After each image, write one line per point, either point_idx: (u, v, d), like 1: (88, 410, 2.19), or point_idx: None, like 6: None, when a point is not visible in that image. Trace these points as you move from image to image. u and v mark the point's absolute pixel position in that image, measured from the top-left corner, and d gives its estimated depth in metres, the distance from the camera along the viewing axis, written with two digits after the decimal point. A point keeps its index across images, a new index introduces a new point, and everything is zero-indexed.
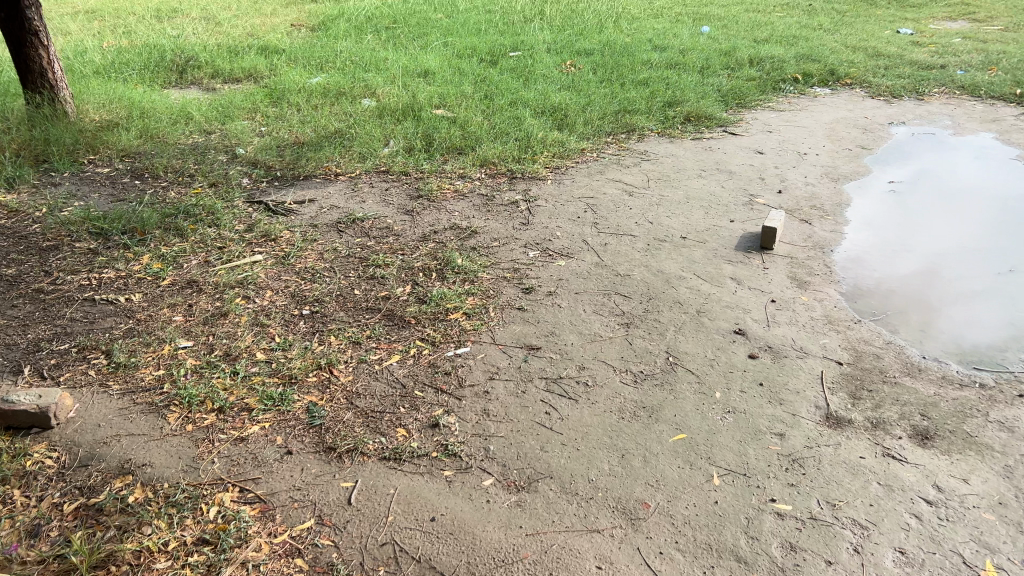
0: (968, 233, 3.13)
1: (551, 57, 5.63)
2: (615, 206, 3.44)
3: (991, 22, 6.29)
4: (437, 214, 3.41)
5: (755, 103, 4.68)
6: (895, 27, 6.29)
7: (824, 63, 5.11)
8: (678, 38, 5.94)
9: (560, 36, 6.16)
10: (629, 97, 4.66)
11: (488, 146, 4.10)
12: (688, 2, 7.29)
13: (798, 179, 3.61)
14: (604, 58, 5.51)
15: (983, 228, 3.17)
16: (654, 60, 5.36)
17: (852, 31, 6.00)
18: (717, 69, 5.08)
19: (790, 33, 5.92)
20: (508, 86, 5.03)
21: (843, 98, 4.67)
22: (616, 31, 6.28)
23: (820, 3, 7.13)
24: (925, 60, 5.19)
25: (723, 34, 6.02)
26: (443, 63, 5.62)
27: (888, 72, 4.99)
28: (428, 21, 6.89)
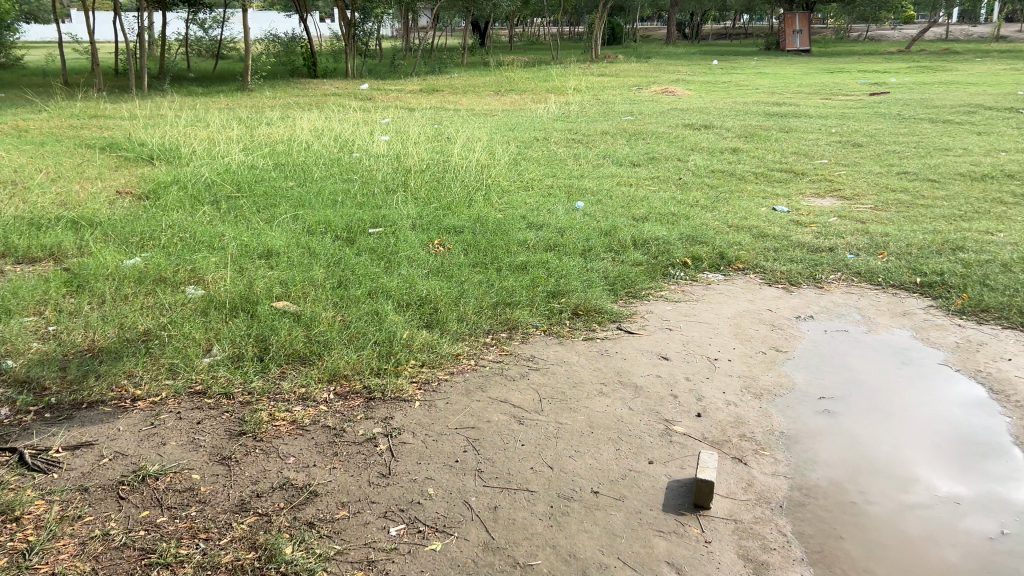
0: (926, 471, 2.61)
1: (416, 234, 5.02)
2: (500, 436, 2.67)
3: (859, 200, 6.29)
4: (264, 460, 2.54)
5: (646, 290, 4.16)
6: (769, 204, 6.16)
7: (712, 245, 4.74)
8: (553, 214, 5.51)
9: (426, 210, 5.60)
10: (507, 285, 4.05)
11: (340, 351, 3.31)
12: (559, 174, 7.01)
13: (716, 394, 3.01)
14: (475, 237, 4.95)
15: (940, 462, 2.66)
16: (531, 240, 4.84)
17: (729, 209, 5.78)
18: (600, 253, 4.60)
19: (668, 211, 5.63)
20: (366, 269, 4.31)
21: (738, 287, 4.26)
22: (487, 205, 5.81)
23: (690, 177, 7.02)
24: (811, 243, 4.95)
25: (599, 210, 5.66)
26: (291, 240, 4.88)
27: (778, 256, 4.68)
28: (277, 190, 6.19)
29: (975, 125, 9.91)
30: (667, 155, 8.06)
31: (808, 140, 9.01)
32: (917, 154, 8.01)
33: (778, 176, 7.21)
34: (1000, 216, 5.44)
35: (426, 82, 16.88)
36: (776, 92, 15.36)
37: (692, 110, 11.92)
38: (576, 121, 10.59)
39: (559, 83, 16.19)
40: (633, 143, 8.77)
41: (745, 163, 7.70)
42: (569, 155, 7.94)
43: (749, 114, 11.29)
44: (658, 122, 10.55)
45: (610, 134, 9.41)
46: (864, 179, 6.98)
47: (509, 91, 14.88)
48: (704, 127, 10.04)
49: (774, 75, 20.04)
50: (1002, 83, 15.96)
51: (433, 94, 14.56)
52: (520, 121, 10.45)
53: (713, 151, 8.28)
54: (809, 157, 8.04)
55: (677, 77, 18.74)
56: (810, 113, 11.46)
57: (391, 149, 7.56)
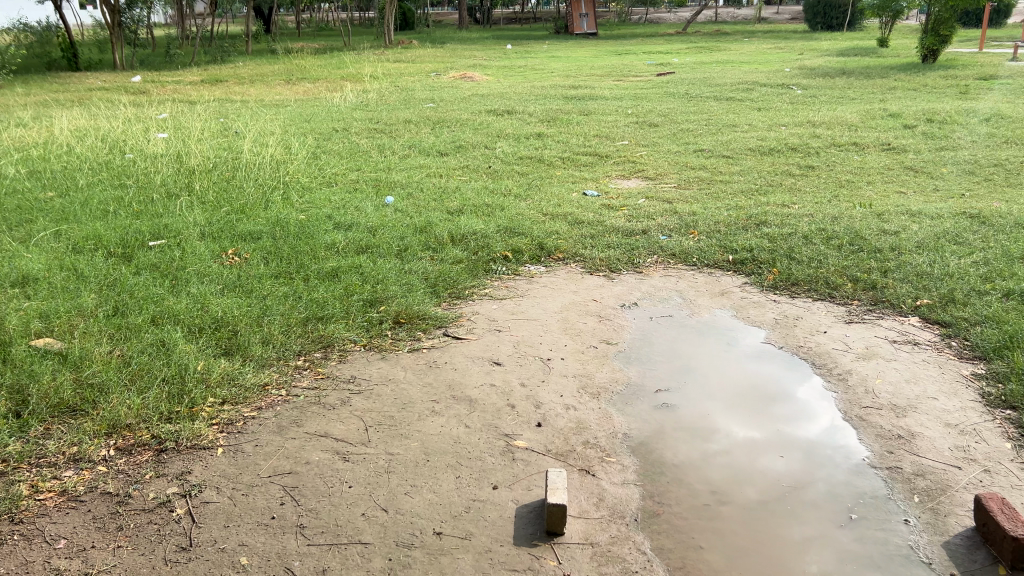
0: (760, 445, 2.60)
1: (208, 245, 4.47)
2: (322, 480, 2.32)
3: (662, 180, 6.43)
4: (23, 550, 2.02)
5: (468, 290, 3.93)
6: (579, 188, 6.14)
7: (530, 236, 4.59)
8: (361, 213, 5.14)
9: (217, 215, 5.04)
10: (317, 297, 3.66)
11: (121, 394, 2.79)
12: (363, 168, 6.62)
13: (555, 400, 2.80)
14: (275, 244, 4.48)
15: (765, 430, 2.70)
16: (339, 243, 4.45)
17: (542, 197, 5.68)
18: (415, 252, 4.31)
19: (482, 202, 5.43)
20: (150, 290, 3.75)
21: (560, 279, 4.11)
22: (286, 206, 5.33)
23: (499, 165, 6.88)
24: (625, 227, 4.94)
25: (410, 205, 5.36)
26: (53, 263, 4.17)
27: (595, 243, 4.62)
28: (35, 203, 5.33)
29: (753, 101, 10.59)
30: (474, 143, 7.89)
31: (607, 122, 9.19)
32: (707, 132, 8.37)
33: (584, 160, 7.24)
34: (790, 189, 5.74)
35: (209, 72, 15.68)
36: (570, 75, 15.68)
37: (492, 95, 11.86)
38: (376, 111, 10.17)
39: (354, 71, 15.61)
40: (437, 132, 8.52)
41: (551, 148, 7.69)
42: (372, 147, 7.54)
43: (548, 98, 11.39)
44: (460, 108, 10.37)
45: (412, 123, 9.10)
46: (665, 159, 7.17)
47: (301, 81, 14.12)
48: (506, 112, 9.98)
49: (566, 58, 20.54)
50: (768, 61, 17.33)
51: (218, 86, 13.51)
52: (316, 112, 9.87)
53: (518, 137, 8.21)
54: (610, 139, 8.18)
55: (473, 62, 18.70)
56: (605, 95, 11.76)
57: (172, 148, 6.80)
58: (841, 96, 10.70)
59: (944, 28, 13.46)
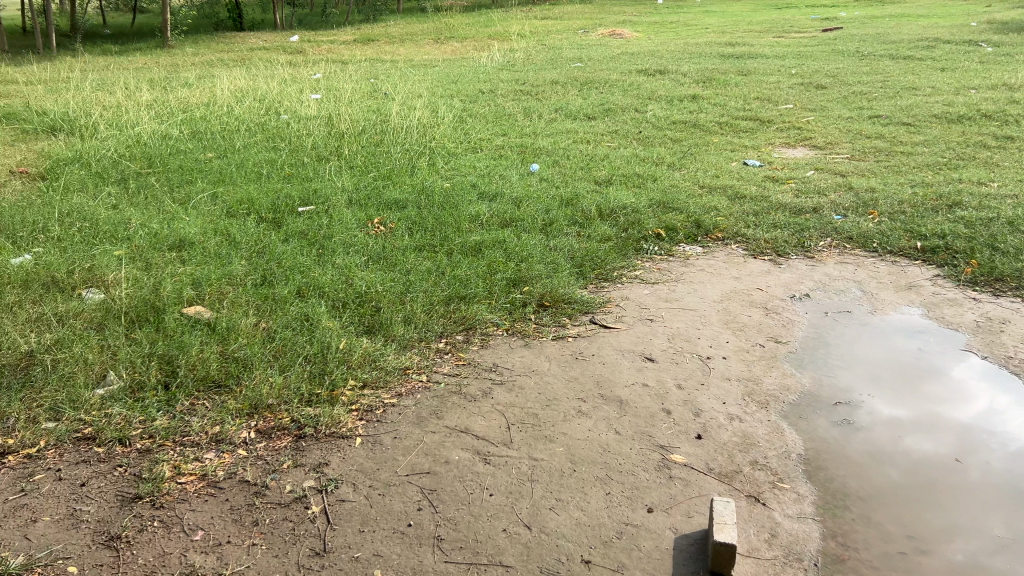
0: (964, 483, 2.25)
1: (354, 213, 4.42)
2: (461, 484, 2.15)
3: (832, 150, 5.86)
4: (161, 539, 1.98)
5: (617, 271, 3.66)
6: (738, 158, 5.69)
7: (686, 213, 4.25)
8: (507, 182, 4.95)
9: (364, 181, 4.99)
10: (460, 273, 3.51)
11: (263, 371, 2.73)
12: (509, 132, 6.42)
13: (717, 408, 2.53)
14: (420, 214, 4.37)
15: (968, 463, 2.35)
16: (484, 215, 4.28)
17: (697, 166, 5.28)
18: (562, 226, 4.07)
19: (633, 172, 5.11)
20: (296, 260, 3.71)
21: (719, 262, 3.76)
22: (432, 172, 5.22)
23: (650, 130, 6.50)
24: (792, 204, 4.49)
25: (556, 174, 5.12)
26: (208, 226, 4.23)
27: (758, 222, 4.22)
28: (196, 164, 5.48)
29: (934, 61, 9.57)
30: (623, 105, 7.51)
31: (767, 83, 8.54)
32: (882, 96, 7.61)
33: (743, 125, 6.73)
34: (986, 164, 5.06)
35: (361, 31, 15.92)
36: (725, 31, 14.81)
37: (642, 54, 11.33)
38: (522, 70, 9.93)
39: (501, 28, 15.41)
40: (585, 93, 8.19)
41: (707, 111, 7.20)
42: (519, 110, 7.34)
43: (702, 57, 10.75)
44: (609, 68, 9.95)
45: (559, 83, 8.80)
46: (834, 126, 6.54)
47: (448, 39, 14.06)
48: (657, 72, 9.49)
49: (721, 12, 19.47)
50: (949, 14, 15.72)
51: (368, 46, 13.67)
52: (462, 72, 9.75)
53: (671, 100, 7.76)
54: (772, 103, 7.59)
55: (623, 19, 18.04)
56: (764, 53, 10.98)
57: (323, 111, 6.85)
58: None
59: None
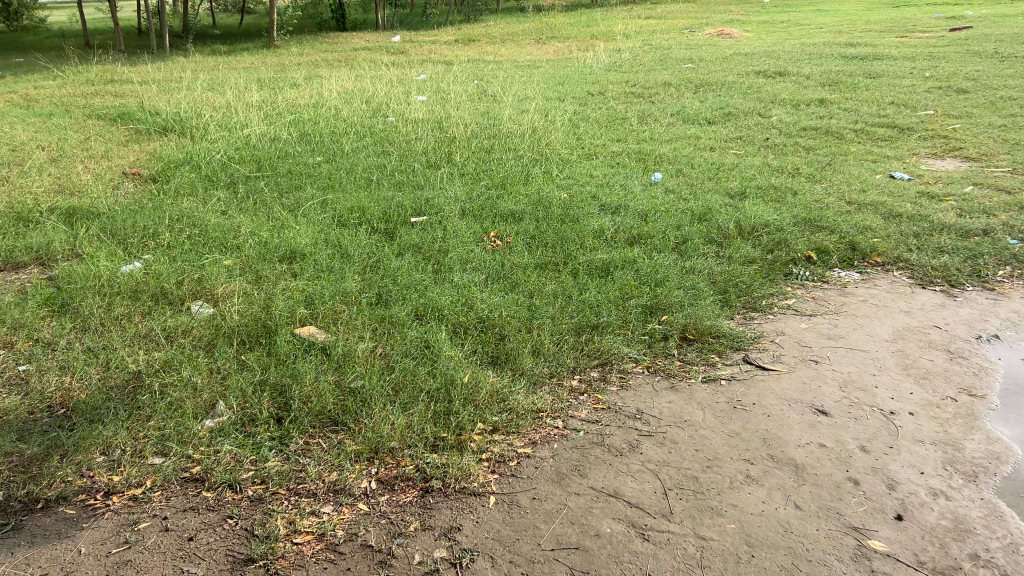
0: None
1: (469, 225, 4.14)
2: (618, 567, 1.82)
3: (989, 162, 5.26)
4: None
5: (765, 299, 3.26)
6: (883, 170, 5.16)
7: (837, 233, 3.80)
8: (629, 193, 4.59)
9: (477, 190, 4.73)
10: (590, 296, 3.18)
11: (383, 408, 2.47)
12: (625, 138, 6.05)
13: (917, 481, 2.12)
14: (538, 228, 4.07)
15: None
16: (609, 230, 3.94)
17: (840, 179, 4.80)
18: (698, 245, 3.69)
19: (768, 184, 4.67)
20: (411, 277, 3.46)
21: (883, 292, 3.31)
22: (547, 181, 4.91)
23: (779, 137, 6.01)
24: (957, 223, 3.97)
25: (683, 185, 4.72)
26: (319, 237, 4.03)
27: (922, 244, 3.73)
28: (305, 168, 5.33)
29: None
30: (745, 109, 7.03)
31: (901, 86, 7.88)
32: None
33: (881, 131, 6.16)
34: None
35: (461, 31, 15.79)
36: (842, 30, 13.98)
37: (757, 54, 10.74)
38: (632, 72, 9.52)
39: (603, 28, 14.99)
40: (701, 96, 7.72)
41: (838, 117, 6.65)
42: (632, 113, 6.95)
43: (823, 58, 10.09)
44: (723, 69, 9.43)
45: (672, 85, 8.36)
46: (987, 134, 5.91)
47: (550, 39, 13.75)
48: (777, 73, 8.92)
49: (835, 11, 18.50)
50: None
51: (470, 46, 13.48)
52: (569, 74, 9.41)
53: (796, 103, 7.22)
54: (910, 107, 6.96)
55: (730, 18, 17.33)
56: (892, 54, 10.23)
57: (430, 114, 6.64)
58: None
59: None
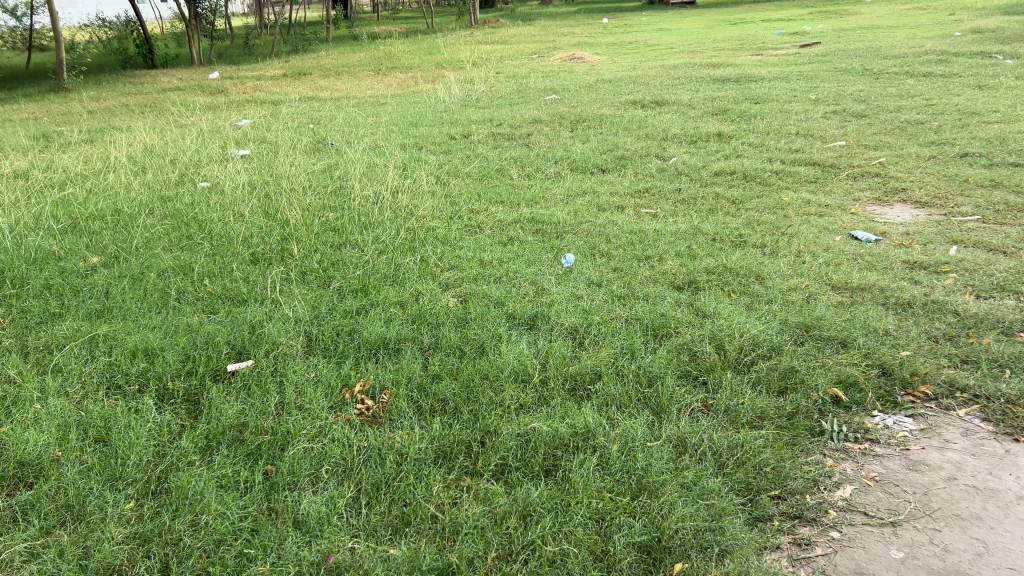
0: None
1: (320, 375, 2.72)
2: None
3: (948, 208, 4.39)
4: None
5: (810, 496, 2.05)
6: (836, 225, 4.18)
7: (852, 349, 2.69)
8: (543, 294, 3.31)
9: (327, 303, 3.31)
10: (544, 536, 1.85)
11: None
12: (511, 201, 4.80)
13: None
14: (428, 371, 2.71)
15: None
16: (535, 368, 2.64)
17: (800, 249, 3.75)
18: (674, 391, 2.46)
19: (718, 264, 3.54)
20: (228, 518, 2.00)
21: (969, 458, 2.19)
22: (424, 278, 3.57)
23: (693, 187, 4.96)
24: (988, 313, 2.96)
25: (607, 275, 3.50)
26: (72, 425, 2.47)
27: (968, 355, 2.68)
28: (69, 280, 3.68)
29: (964, 78, 8.30)
30: (638, 150, 5.95)
31: (794, 111, 7.09)
32: (948, 124, 6.21)
33: (805, 171, 5.22)
34: None
35: (291, 64, 14.11)
36: (694, 50, 13.44)
37: (622, 80, 9.81)
38: (493, 107, 8.31)
39: (447, 56, 13.75)
40: (582, 136, 6.59)
41: (747, 154, 5.70)
42: (509, 163, 5.72)
43: (693, 82, 9.30)
44: (593, 100, 8.38)
45: (544, 123, 7.22)
46: (923, 170, 5.08)
47: (391, 71, 12.36)
48: (655, 101, 7.96)
49: (678, 29, 18.20)
50: (926, 25, 14.74)
51: (301, 81, 11.89)
52: (420, 113, 8.07)
53: (693, 140, 6.22)
54: (817, 138, 6.12)
55: (577, 40, 16.60)
56: (762, 75, 9.56)
57: (254, 178, 5.13)
58: None
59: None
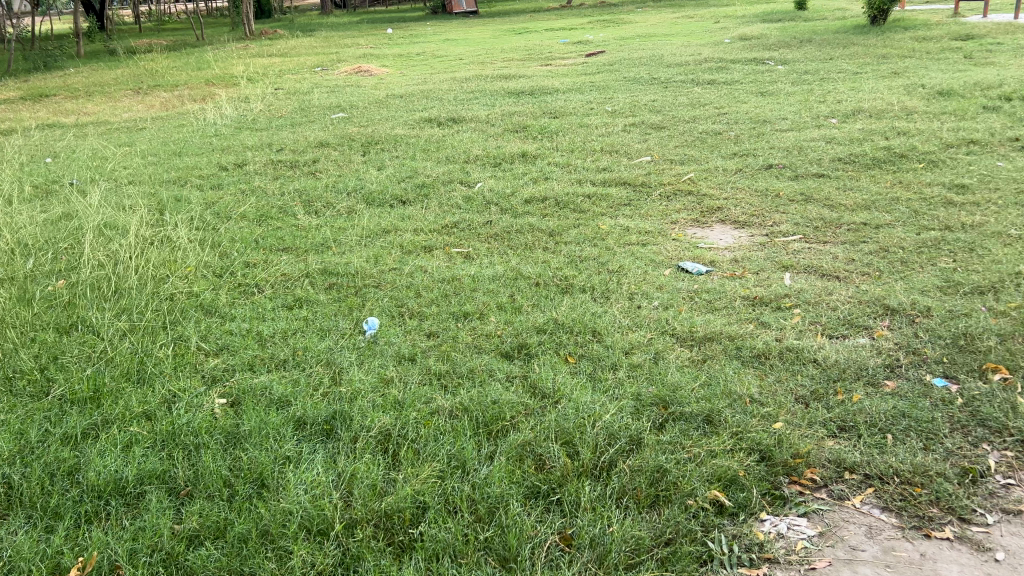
0: None
1: (18, 556, 1.87)
2: None
3: (766, 227, 4.17)
4: None
5: None
6: (662, 255, 3.80)
7: (721, 430, 2.24)
8: (340, 382, 2.62)
9: (40, 424, 2.41)
10: None
11: None
12: (296, 248, 4.03)
13: None
14: (183, 529, 1.94)
15: None
16: (336, 506, 1.95)
17: (633, 291, 3.31)
18: (522, 523, 1.88)
19: (548, 318, 3.01)
20: None
21: (884, 573, 1.78)
22: (181, 371, 2.75)
23: (504, 218, 4.45)
24: (848, 359, 2.63)
25: (420, 345, 2.87)
26: None
27: (845, 420, 2.31)
28: None
29: (746, 86, 8.47)
30: (439, 176, 5.36)
31: (595, 125, 6.82)
32: (744, 134, 6.17)
33: (617, 193, 4.87)
34: (1011, 240, 3.59)
35: (29, 84, 12.23)
36: (484, 61, 13.13)
37: (413, 94, 9.20)
38: (272, 130, 7.41)
39: (218, 71, 12.48)
40: (375, 161, 5.90)
41: (555, 176, 5.29)
42: (292, 198, 4.93)
43: (488, 95, 8.89)
44: (384, 118, 7.71)
45: (331, 146, 6.46)
46: (733, 184, 4.90)
47: (153, 89, 10.99)
48: (451, 118, 7.44)
49: (465, 39, 17.91)
50: (698, 33, 15.39)
51: (42, 104, 10.25)
52: (185, 139, 7.02)
53: (496, 162, 5.73)
54: (623, 154, 5.84)
55: (362, 52, 15.79)
56: (555, 86, 9.33)
57: None
58: (846, 70, 8.75)
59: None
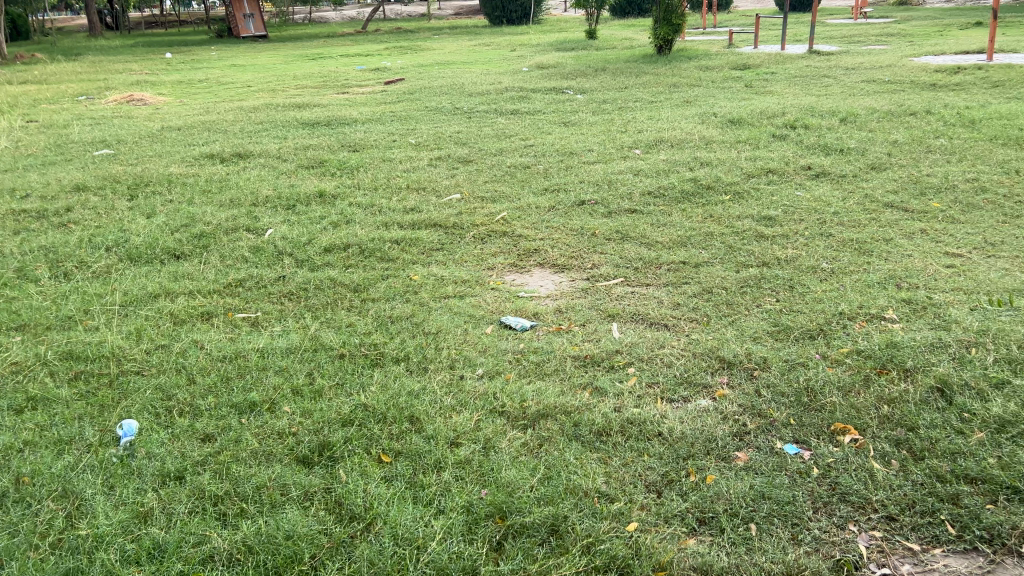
0: None
1: None
2: None
3: (586, 270, 3.92)
4: None
5: None
6: (479, 309, 3.43)
7: (568, 546, 1.88)
8: (81, 527, 2.00)
9: None
10: None
11: None
12: (34, 327, 3.26)
13: None
14: None
15: None
16: None
17: (451, 358, 2.90)
18: None
19: (352, 403, 2.52)
20: None
21: None
22: None
23: (298, 272, 3.89)
24: (695, 429, 2.36)
25: (193, 458, 2.28)
26: None
27: (703, 511, 2.02)
28: None
29: (548, 116, 8.41)
30: (222, 223, 4.70)
31: (397, 160, 6.39)
32: (552, 166, 5.99)
33: (426, 236, 4.46)
34: (826, 275, 3.55)
35: None
36: (275, 89, 12.33)
37: (193, 127, 8.31)
38: (18, 171, 6.33)
39: None
40: (144, 206, 5.11)
41: (356, 219, 4.79)
42: (35, 259, 4.08)
43: (280, 127, 8.22)
44: (158, 154, 6.83)
45: (91, 190, 5.56)
46: (548, 222, 4.65)
47: None
48: (237, 153, 6.71)
49: (254, 65, 16.88)
50: (495, 61, 15.45)
51: None
52: None
53: (290, 204, 5.14)
54: (429, 191, 5.45)
55: (136, 78, 14.39)
56: (354, 116, 8.81)
57: None
58: (641, 99, 8.94)
59: (675, 17, 12.65)
